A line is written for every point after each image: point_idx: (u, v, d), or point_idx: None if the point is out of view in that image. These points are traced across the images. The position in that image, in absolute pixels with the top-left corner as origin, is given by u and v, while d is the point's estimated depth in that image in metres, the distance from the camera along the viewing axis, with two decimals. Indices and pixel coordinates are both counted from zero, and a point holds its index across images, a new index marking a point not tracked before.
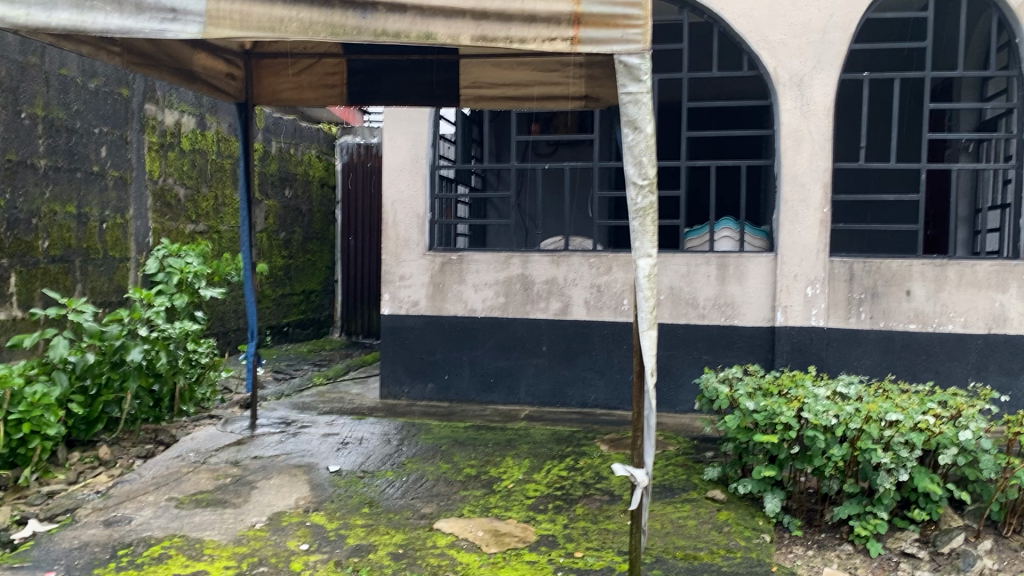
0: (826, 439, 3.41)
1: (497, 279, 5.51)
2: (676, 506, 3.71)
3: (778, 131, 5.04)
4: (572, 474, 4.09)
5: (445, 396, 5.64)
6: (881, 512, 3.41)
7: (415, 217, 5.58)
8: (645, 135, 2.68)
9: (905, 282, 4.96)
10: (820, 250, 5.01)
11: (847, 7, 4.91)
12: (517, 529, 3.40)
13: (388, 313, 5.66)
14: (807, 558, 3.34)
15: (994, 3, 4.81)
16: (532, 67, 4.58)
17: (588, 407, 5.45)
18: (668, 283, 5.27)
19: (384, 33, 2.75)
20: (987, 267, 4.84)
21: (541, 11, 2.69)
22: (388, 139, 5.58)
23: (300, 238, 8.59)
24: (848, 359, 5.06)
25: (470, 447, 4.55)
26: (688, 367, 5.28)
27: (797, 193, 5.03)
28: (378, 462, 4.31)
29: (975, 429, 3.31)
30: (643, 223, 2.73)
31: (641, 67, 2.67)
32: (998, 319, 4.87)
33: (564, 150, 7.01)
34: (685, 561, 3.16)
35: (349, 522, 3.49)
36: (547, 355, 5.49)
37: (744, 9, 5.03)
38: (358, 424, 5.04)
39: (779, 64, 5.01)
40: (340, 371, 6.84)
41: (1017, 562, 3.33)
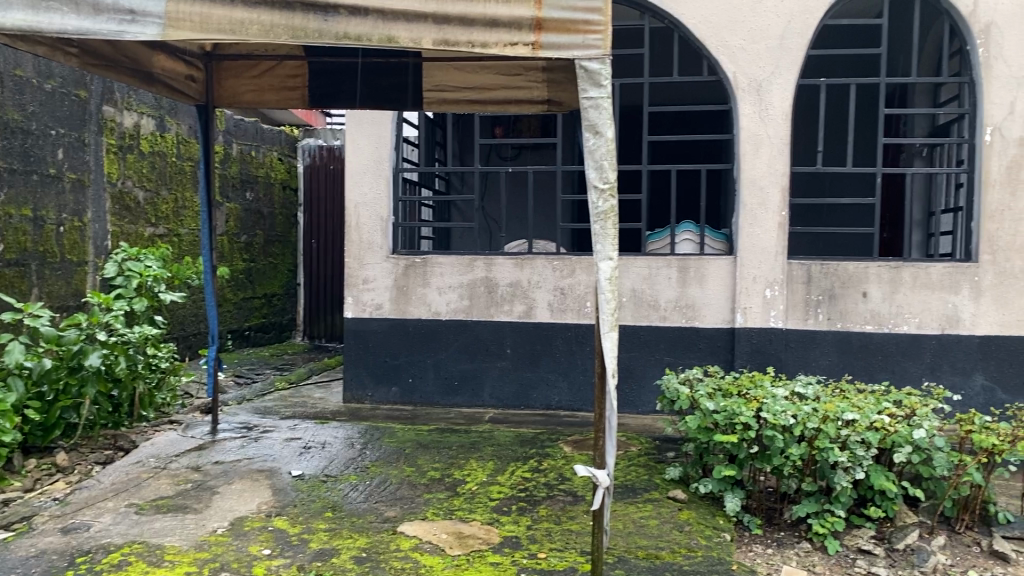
0: (784, 439, 3.46)
1: (461, 282, 5.52)
2: (638, 506, 3.75)
3: (738, 135, 5.12)
4: (536, 476, 4.10)
5: (409, 399, 5.63)
6: (838, 509, 3.48)
7: (378, 220, 5.57)
8: (606, 140, 2.71)
9: (862, 284, 5.05)
10: (778, 252, 5.09)
11: (804, 14, 5.00)
12: (481, 532, 3.41)
13: (351, 316, 5.64)
14: (766, 556, 3.39)
15: (945, 11, 4.93)
16: (494, 70, 4.58)
17: (552, 410, 5.48)
18: (630, 286, 5.32)
19: (346, 36, 2.76)
20: (941, 269, 4.96)
21: (502, 16, 2.71)
22: (351, 142, 5.57)
23: (261, 241, 8.51)
24: (807, 360, 5.14)
25: (434, 450, 4.55)
26: (650, 368, 5.33)
27: (756, 196, 5.11)
28: (341, 466, 4.28)
29: (928, 427, 3.39)
30: (605, 226, 2.75)
31: (602, 72, 2.70)
32: (951, 319, 4.98)
33: (528, 154, 7.04)
34: (646, 561, 3.20)
35: (313, 526, 3.48)
36: (511, 357, 5.51)
37: (704, 15, 5.10)
38: (321, 429, 5.01)
39: (738, 69, 5.09)
40: (304, 375, 6.79)
41: (969, 558, 3.42)
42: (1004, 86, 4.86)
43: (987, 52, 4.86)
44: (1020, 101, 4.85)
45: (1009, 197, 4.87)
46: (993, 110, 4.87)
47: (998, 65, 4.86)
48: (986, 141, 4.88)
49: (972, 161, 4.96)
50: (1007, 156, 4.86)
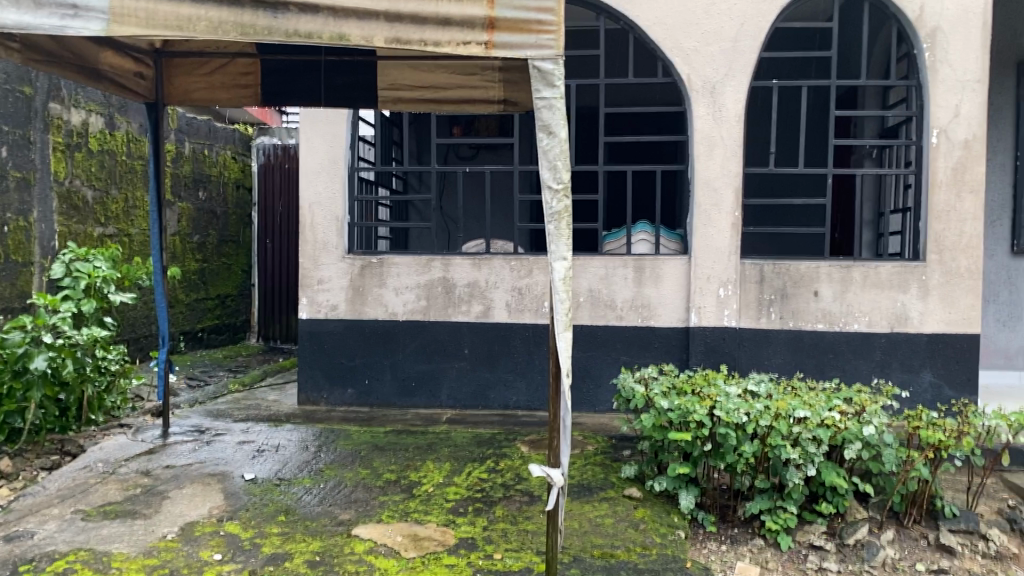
0: (737, 437, 3.49)
1: (418, 282, 5.49)
2: (593, 505, 3.75)
3: (691, 137, 5.16)
4: (492, 476, 4.09)
5: (365, 401, 5.58)
6: (790, 506, 3.53)
7: (333, 220, 5.51)
8: (559, 140, 2.71)
9: (813, 283, 5.13)
10: (732, 252, 5.14)
11: (757, 16, 5.06)
12: (436, 533, 3.39)
13: (306, 318, 5.58)
14: (720, 553, 3.43)
15: (894, 15, 5.03)
16: (450, 70, 4.55)
17: (509, 410, 5.48)
18: (587, 286, 5.34)
19: (296, 34, 2.72)
20: (890, 268, 5.04)
21: (454, 15, 2.70)
22: (305, 141, 5.50)
23: (215, 240, 8.37)
24: (760, 358, 5.21)
25: (390, 451, 4.51)
26: (607, 368, 5.36)
27: (709, 197, 5.16)
28: (295, 469, 4.23)
29: (877, 424, 3.45)
30: (559, 227, 2.76)
31: (555, 72, 2.71)
32: (900, 318, 5.07)
33: (485, 154, 7.03)
34: (602, 560, 3.20)
35: (265, 530, 3.43)
36: (469, 358, 5.49)
37: (658, 17, 5.14)
38: (274, 431, 4.94)
39: (692, 71, 5.13)
40: (257, 377, 6.69)
41: (917, 552, 3.50)
42: (950, 89, 4.96)
43: (934, 56, 4.97)
44: (965, 104, 4.95)
45: (955, 198, 4.97)
46: (939, 112, 4.97)
47: (944, 69, 4.97)
48: (933, 143, 4.97)
49: (920, 162, 5.05)
50: (953, 158, 4.96)
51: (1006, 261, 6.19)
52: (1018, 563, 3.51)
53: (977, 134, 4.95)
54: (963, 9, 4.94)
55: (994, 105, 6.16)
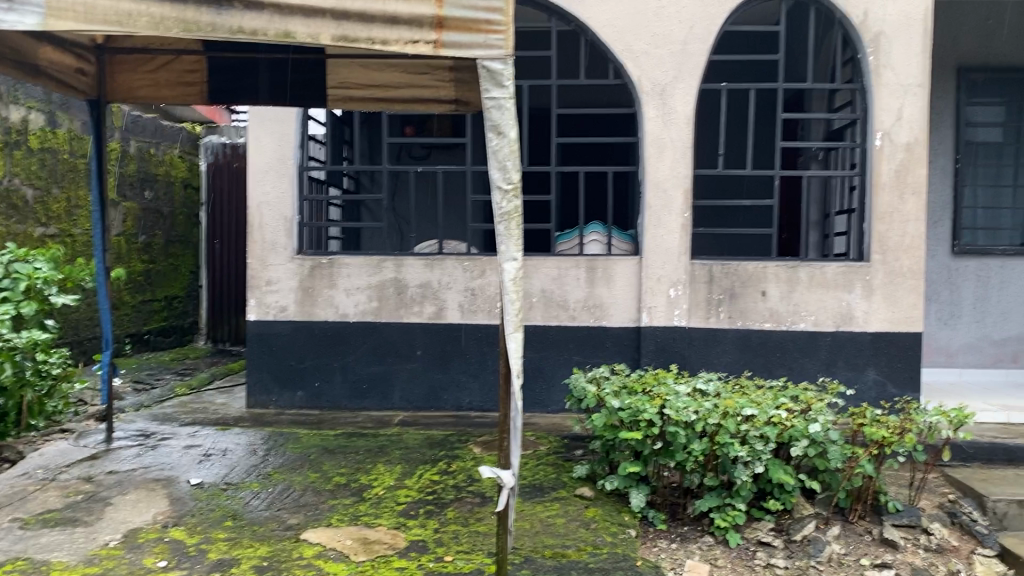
0: (686, 435, 3.52)
1: (370, 283, 5.44)
2: (545, 505, 3.75)
3: (642, 138, 5.20)
4: (444, 478, 4.07)
5: (316, 403, 5.51)
6: (739, 503, 3.57)
7: (282, 220, 5.44)
8: (508, 140, 2.72)
9: (761, 283, 5.20)
10: (682, 253, 5.20)
11: (706, 19, 5.12)
12: (386, 536, 3.36)
13: (255, 319, 5.49)
14: (670, 551, 3.46)
15: (839, 20, 5.13)
16: (400, 68, 4.51)
17: (462, 411, 5.46)
18: (540, 286, 5.34)
19: (241, 31, 2.68)
20: (835, 269, 5.14)
21: (402, 13, 2.69)
22: (253, 139, 5.41)
23: (161, 241, 8.20)
24: (709, 357, 5.26)
25: (340, 454, 4.47)
26: (559, 368, 5.36)
27: (659, 198, 5.20)
28: (243, 473, 4.17)
29: (823, 422, 3.51)
30: (508, 227, 2.77)
31: (504, 72, 2.71)
32: (845, 316, 5.16)
33: (438, 154, 7.00)
34: (553, 560, 3.21)
35: (211, 536, 3.37)
36: (421, 359, 5.45)
37: (609, 18, 5.16)
38: (221, 435, 4.86)
39: (643, 74, 5.16)
40: (205, 381, 6.56)
41: (861, 547, 3.58)
42: (893, 93, 5.07)
43: (877, 60, 5.07)
44: (907, 108, 5.07)
45: (898, 200, 5.08)
46: (883, 116, 5.08)
47: (887, 73, 5.07)
48: (876, 146, 5.08)
49: (864, 165, 5.15)
50: (896, 161, 5.07)
51: (947, 262, 6.34)
52: (958, 556, 3.65)
53: (919, 138, 5.07)
54: (905, 15, 5.06)
55: (935, 109, 6.31)
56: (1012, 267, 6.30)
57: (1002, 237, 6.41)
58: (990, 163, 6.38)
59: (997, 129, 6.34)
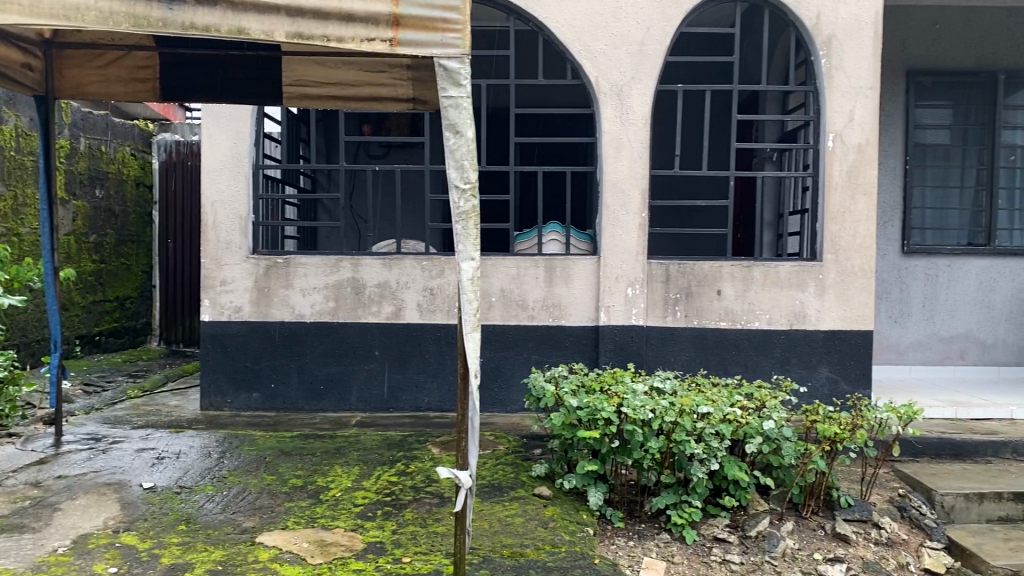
0: (643, 433, 3.55)
1: (326, 283, 5.39)
2: (503, 505, 3.75)
3: (600, 139, 5.22)
4: (402, 480, 4.05)
5: (271, 405, 5.45)
6: (695, 500, 3.61)
7: (237, 219, 5.37)
8: (465, 139, 2.73)
9: (716, 283, 5.26)
10: (639, 252, 5.23)
11: (662, 21, 5.16)
12: (343, 539, 3.33)
13: (209, 320, 5.41)
14: (628, 549, 3.49)
15: (792, 23, 5.21)
16: (357, 67, 4.47)
17: (420, 411, 5.44)
18: (498, 286, 5.34)
19: (193, 27, 2.63)
20: (789, 268, 5.22)
21: (358, 11, 2.67)
22: (207, 137, 5.33)
23: (113, 240, 8.04)
24: (666, 356, 5.31)
25: (296, 456, 4.42)
26: (517, 368, 5.37)
27: (617, 199, 5.23)
28: (197, 476, 4.10)
29: (777, 419, 3.57)
30: (467, 227, 2.76)
31: (461, 71, 2.72)
32: (798, 315, 5.24)
33: (396, 152, 6.96)
34: (511, 560, 3.21)
35: (164, 540, 3.31)
36: (379, 359, 5.42)
37: (567, 19, 5.17)
38: (175, 438, 4.78)
39: (600, 74, 5.19)
40: (158, 383, 6.45)
41: (814, 541, 3.64)
42: (845, 95, 5.16)
43: (829, 63, 5.16)
44: (858, 110, 5.16)
45: (850, 200, 5.17)
46: (835, 118, 5.17)
47: (839, 75, 5.16)
48: (829, 148, 5.17)
49: (817, 166, 5.24)
50: (847, 162, 5.17)
51: (897, 261, 6.47)
52: (907, 549, 3.73)
53: (869, 139, 5.16)
54: (856, 18, 5.15)
55: (885, 111, 6.44)
56: (959, 266, 6.45)
57: (950, 237, 6.55)
58: (938, 164, 6.51)
59: (945, 131, 6.49)
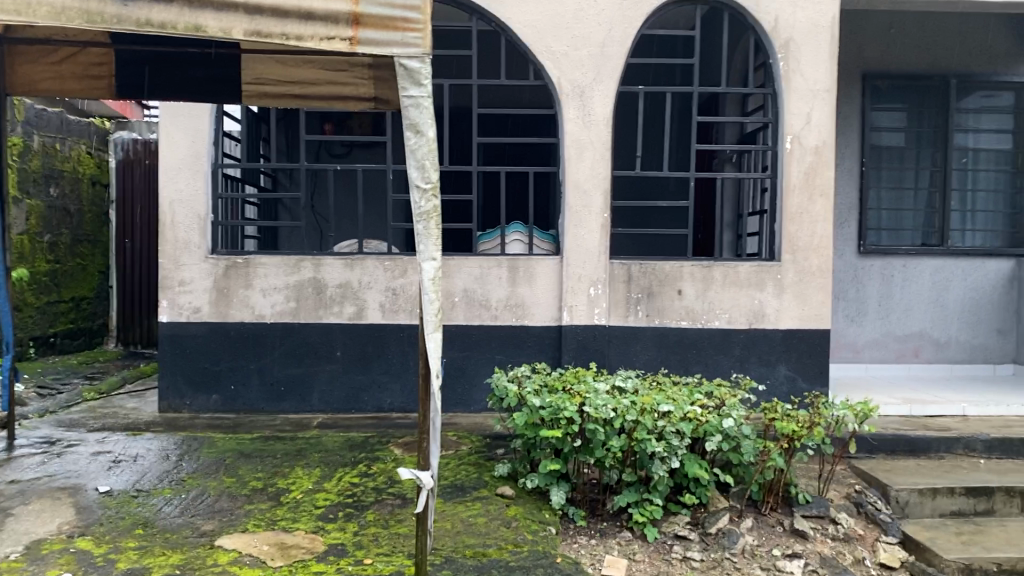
0: (605, 432, 3.57)
1: (287, 283, 5.34)
2: (466, 505, 3.75)
3: (562, 139, 5.24)
4: (364, 481, 4.03)
5: (231, 406, 5.39)
6: (656, 498, 3.64)
7: (195, 218, 5.30)
8: (427, 139, 2.75)
9: (677, 282, 5.31)
10: (601, 252, 5.26)
11: (624, 23, 5.19)
12: (305, 541, 3.31)
13: (167, 321, 5.33)
14: (590, 547, 3.51)
15: (751, 26, 5.28)
16: (319, 65, 4.42)
17: (383, 412, 5.42)
18: (461, 285, 5.34)
19: (148, 23, 2.59)
20: (748, 268, 5.28)
21: (317, 9, 2.65)
22: (165, 135, 5.25)
23: (68, 240, 7.88)
24: (628, 355, 5.34)
25: (256, 458, 4.38)
26: (480, 368, 5.37)
27: (580, 199, 5.25)
28: (155, 480, 4.04)
29: (736, 417, 3.61)
30: (428, 226, 2.78)
31: (422, 71, 2.73)
32: (757, 314, 5.31)
33: (358, 151, 6.92)
34: (473, 560, 3.21)
35: (121, 545, 3.26)
36: (340, 360, 5.39)
37: (529, 20, 5.18)
38: (133, 441, 4.70)
39: (563, 75, 5.21)
40: (115, 385, 6.34)
41: (772, 537, 3.69)
42: (803, 97, 5.24)
43: (787, 66, 5.23)
44: (815, 112, 5.24)
45: (808, 201, 5.25)
46: (793, 120, 5.24)
47: (797, 78, 5.24)
48: (787, 149, 5.24)
49: (775, 167, 5.31)
50: (805, 163, 5.24)
51: (853, 260, 6.58)
52: (862, 544, 3.81)
53: (826, 141, 5.25)
54: (813, 22, 5.23)
55: (842, 114, 6.55)
56: (914, 266, 6.58)
57: (906, 237, 6.68)
58: (894, 166, 6.63)
59: (900, 134, 6.61)
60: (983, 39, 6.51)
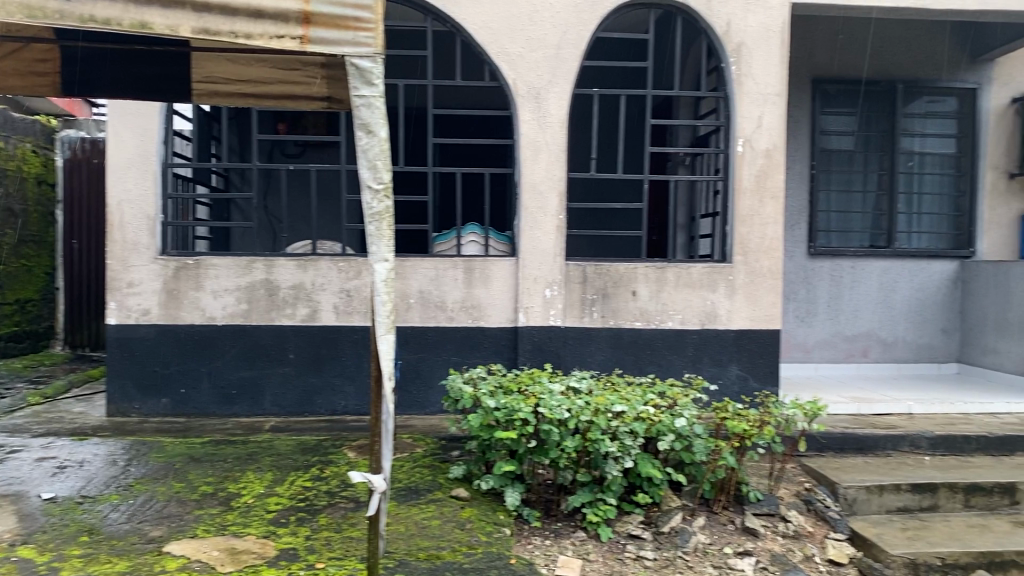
0: (560, 432, 3.58)
1: (239, 285, 5.27)
2: (420, 507, 3.73)
3: (517, 141, 5.25)
4: (317, 484, 3.99)
5: (182, 410, 5.31)
6: (609, 498, 3.67)
7: (144, 219, 5.20)
8: (378, 140, 2.77)
9: (631, 284, 5.35)
10: (557, 254, 5.28)
11: (578, 25, 5.22)
12: (255, 546, 3.26)
13: (115, 323, 5.22)
14: (544, 548, 3.51)
15: (704, 30, 5.34)
16: (271, 64, 4.33)
17: (337, 415, 5.37)
18: (416, 287, 5.31)
19: (92, 19, 2.55)
20: (700, 269, 5.34)
21: (266, 8, 2.63)
22: (112, 134, 5.15)
23: (12, 241, 7.69)
24: (583, 356, 5.37)
25: (207, 463, 4.31)
26: (435, 369, 5.36)
27: (535, 201, 5.27)
28: (101, 486, 3.95)
29: (688, 416, 3.65)
30: (379, 227, 2.82)
31: (373, 71, 2.73)
32: (709, 315, 5.37)
33: (313, 152, 6.86)
34: (426, 562, 3.20)
35: (64, 553, 3.18)
36: (293, 363, 5.33)
37: (484, 21, 5.18)
38: (79, 446, 4.60)
39: (518, 76, 5.21)
40: (62, 389, 6.19)
41: (724, 535, 3.73)
42: (754, 101, 5.31)
43: (738, 70, 5.30)
44: (766, 116, 5.32)
45: (758, 204, 5.33)
46: (744, 123, 5.31)
47: (748, 82, 5.31)
48: (738, 152, 5.31)
49: (727, 170, 5.37)
50: (756, 166, 5.32)
51: (804, 262, 6.68)
52: (812, 541, 3.87)
53: (777, 144, 5.33)
54: (764, 27, 5.31)
55: (793, 117, 6.65)
56: (862, 268, 6.71)
57: (854, 239, 6.82)
58: (843, 169, 6.77)
59: (849, 137, 6.75)
60: (930, 44, 6.67)
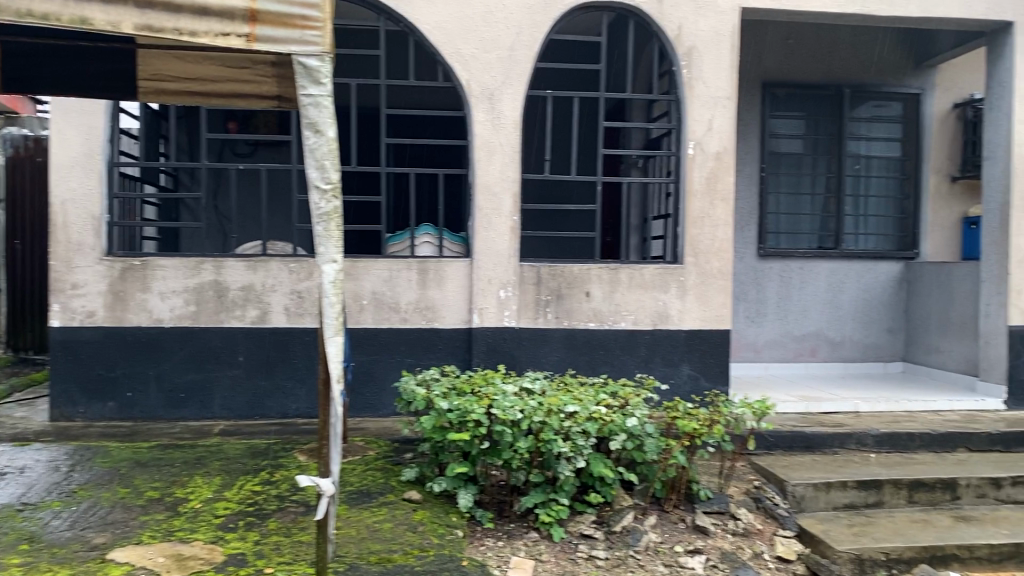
0: (512, 433, 3.58)
1: (187, 286, 5.18)
2: (372, 510, 3.70)
3: (471, 142, 5.24)
4: (267, 489, 3.93)
5: (128, 414, 5.20)
6: (562, 498, 3.68)
7: (89, 219, 5.09)
8: (326, 140, 2.76)
9: (585, 285, 5.37)
10: (511, 255, 5.29)
11: (532, 26, 5.23)
12: (202, 551, 3.21)
13: (58, 326, 5.10)
14: (497, 549, 3.51)
15: (656, 33, 5.39)
16: (218, 62, 4.26)
17: (288, 417, 5.31)
18: (369, 288, 5.27)
19: (30, 14, 2.50)
20: (652, 270, 5.39)
21: (212, 5, 2.61)
22: (56, 132, 5.03)
23: None
24: (537, 357, 5.37)
25: (154, 468, 4.23)
26: (388, 371, 5.33)
27: (489, 201, 5.26)
28: (42, 492, 3.86)
29: (639, 416, 3.69)
30: (328, 227, 2.80)
31: (320, 69, 2.73)
32: (662, 315, 5.42)
33: (264, 151, 6.77)
34: (378, 565, 3.18)
35: (3, 562, 3.10)
36: (243, 365, 5.26)
37: (437, 21, 5.17)
38: (20, 452, 4.48)
39: (472, 77, 5.21)
40: (2, 393, 6.02)
41: (675, 534, 3.77)
42: (704, 104, 5.38)
43: (689, 73, 5.36)
44: (716, 119, 5.39)
45: (709, 205, 5.39)
46: (695, 126, 5.37)
47: (699, 85, 5.37)
48: (689, 155, 5.36)
49: (678, 172, 5.43)
50: (706, 168, 5.38)
51: (754, 263, 6.78)
52: (761, 538, 3.92)
53: (727, 147, 5.40)
54: (715, 31, 5.37)
55: (744, 120, 6.74)
56: (811, 269, 6.83)
57: (802, 241, 6.93)
58: (791, 172, 6.88)
59: (798, 140, 6.87)
60: (876, 50, 6.81)
